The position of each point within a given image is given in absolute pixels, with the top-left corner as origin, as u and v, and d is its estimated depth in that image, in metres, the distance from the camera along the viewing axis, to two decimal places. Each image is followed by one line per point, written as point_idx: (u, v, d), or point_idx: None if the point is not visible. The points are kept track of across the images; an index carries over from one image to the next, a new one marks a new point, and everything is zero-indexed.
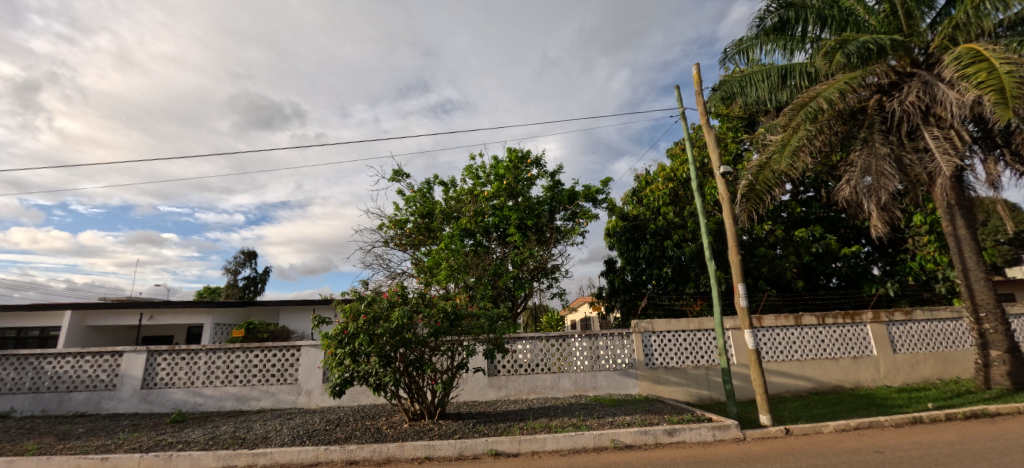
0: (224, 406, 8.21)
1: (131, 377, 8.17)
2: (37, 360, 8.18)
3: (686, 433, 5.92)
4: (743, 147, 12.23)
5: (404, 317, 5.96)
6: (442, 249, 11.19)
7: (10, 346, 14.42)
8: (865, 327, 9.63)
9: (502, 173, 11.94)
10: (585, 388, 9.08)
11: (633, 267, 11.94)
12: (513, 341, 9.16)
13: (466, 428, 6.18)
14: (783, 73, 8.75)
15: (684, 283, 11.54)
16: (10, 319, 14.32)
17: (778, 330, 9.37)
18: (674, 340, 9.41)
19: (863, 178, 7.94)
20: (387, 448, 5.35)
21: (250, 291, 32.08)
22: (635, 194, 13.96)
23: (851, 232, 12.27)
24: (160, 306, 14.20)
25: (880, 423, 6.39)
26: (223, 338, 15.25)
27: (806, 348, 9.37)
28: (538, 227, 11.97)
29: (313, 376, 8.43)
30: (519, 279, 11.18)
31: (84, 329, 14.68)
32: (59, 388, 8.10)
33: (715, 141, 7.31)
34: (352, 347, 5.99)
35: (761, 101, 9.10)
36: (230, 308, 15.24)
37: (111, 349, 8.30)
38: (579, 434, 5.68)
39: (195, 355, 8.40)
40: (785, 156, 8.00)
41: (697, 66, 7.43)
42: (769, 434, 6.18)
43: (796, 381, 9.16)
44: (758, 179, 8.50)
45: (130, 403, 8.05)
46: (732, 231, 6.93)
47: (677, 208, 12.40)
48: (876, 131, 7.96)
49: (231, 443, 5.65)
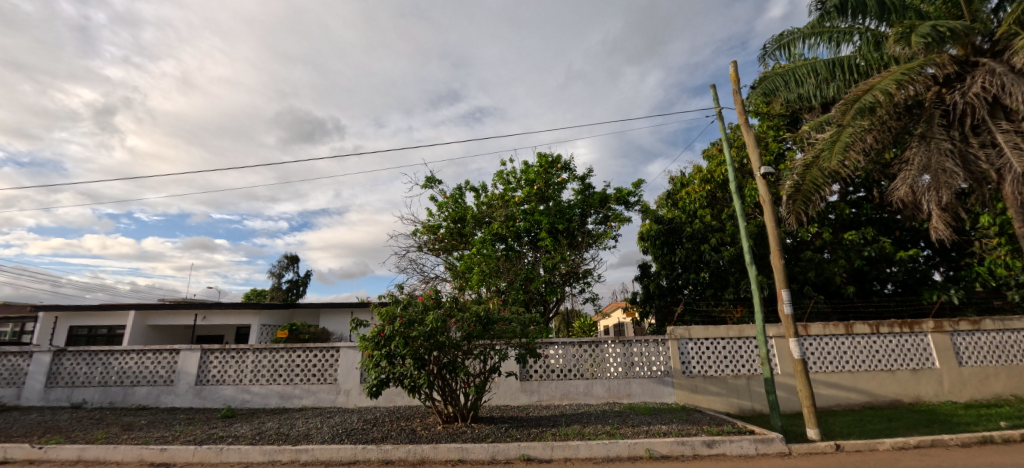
0: (269, 403, 8.66)
1: (187, 374, 8.78)
2: (106, 355, 8.94)
3: (726, 445, 5.69)
4: (786, 145, 11.57)
5: (438, 320, 6.12)
6: (473, 253, 11.21)
7: (82, 343, 15.80)
8: (925, 337, 8.93)
9: (532, 178, 11.91)
10: (619, 395, 8.92)
11: (669, 271, 11.51)
12: (545, 346, 9.15)
13: (499, 432, 6.23)
14: (830, 66, 8.38)
15: (723, 288, 11.04)
16: (82, 317, 15.67)
17: (827, 339, 8.85)
18: (713, 347, 9.09)
19: (921, 177, 7.41)
20: (421, 449, 5.48)
21: (293, 294, 33.62)
22: (669, 197, 13.56)
23: (908, 234, 11.29)
24: (211, 307, 15.10)
25: (943, 442, 5.91)
26: (267, 338, 16.05)
27: (859, 359, 8.79)
28: (569, 231, 11.87)
29: (351, 376, 8.75)
30: (551, 284, 11.14)
31: (145, 328, 15.79)
32: (125, 382, 8.80)
33: (755, 140, 7.06)
34: (388, 349, 6.18)
35: (805, 97, 8.77)
36: (274, 310, 16.02)
37: (170, 346, 8.96)
38: (614, 442, 5.59)
39: (244, 354, 8.93)
40: (835, 154, 7.54)
41: (734, 64, 7.29)
42: (818, 449, 5.86)
43: (847, 394, 8.62)
44: (805, 180, 8.15)
45: (186, 398, 8.65)
46: (775, 234, 6.65)
47: (714, 211, 12.03)
48: (936, 125, 7.41)
49: (276, 439, 5.96)
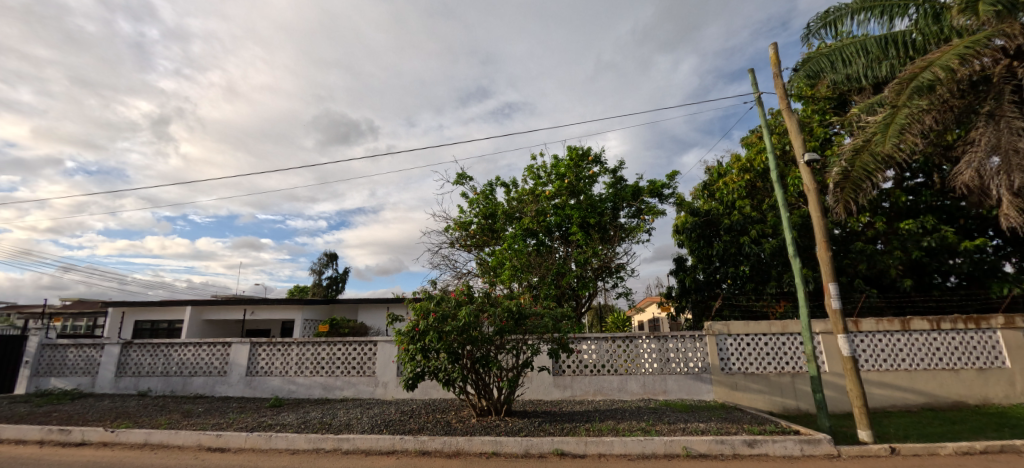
0: (313, 394, 9.10)
1: (239, 365, 9.37)
2: (167, 348, 9.68)
3: (768, 445, 5.47)
4: (833, 130, 10.88)
5: (471, 315, 6.22)
6: (505, 249, 11.27)
7: (146, 336, 17.11)
8: (994, 334, 8.20)
9: (562, 172, 11.82)
10: (655, 392, 8.75)
11: (706, 265, 11.18)
12: (578, 341, 9.11)
13: (533, 427, 6.27)
14: (883, 43, 7.80)
15: (765, 282, 10.57)
16: (146, 312, 16.96)
17: (880, 336, 8.30)
18: (754, 344, 8.73)
19: (989, 159, 6.81)
20: (456, 441, 5.61)
21: (333, 289, 35.00)
22: (706, 188, 13.09)
23: (973, 223, 10.29)
24: (259, 302, 15.98)
25: (1015, 448, 5.43)
26: (310, 332, 16.83)
27: (917, 357, 8.20)
28: (601, 224, 11.71)
29: (388, 370, 9.05)
30: (583, 278, 11.03)
31: (200, 322, 16.91)
32: (184, 372, 9.50)
33: (798, 126, 6.68)
34: (423, 344, 6.35)
35: (854, 78, 8.31)
36: (316, 305, 16.77)
37: (222, 340, 9.60)
38: (649, 439, 5.51)
39: (289, 347, 9.42)
40: (889, 138, 7.06)
41: (775, 46, 6.90)
42: (870, 452, 5.52)
43: (904, 394, 8.07)
44: (854, 166, 7.64)
45: (238, 388, 9.23)
46: (821, 225, 6.29)
47: (754, 202, 11.51)
48: (1007, 102, 6.75)
49: (320, 428, 6.28)
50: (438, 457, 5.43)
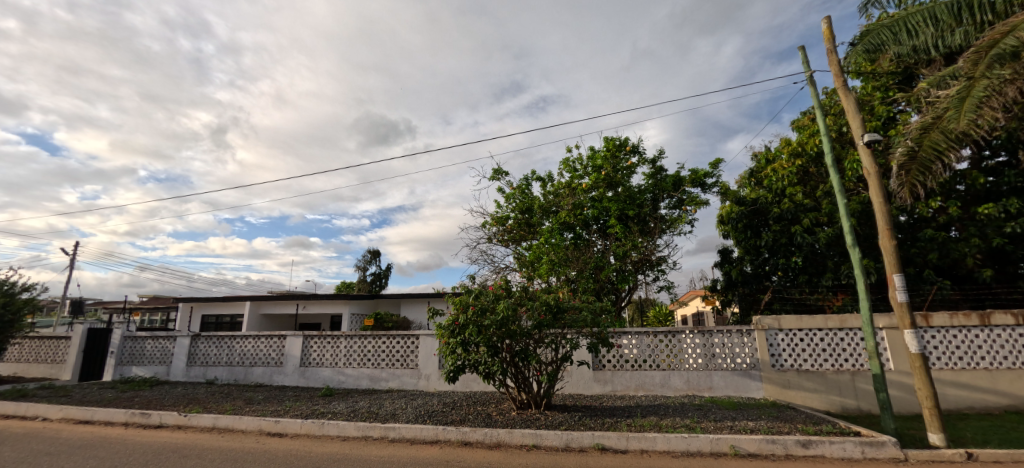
0: (361, 384, 9.54)
1: (293, 357, 9.98)
2: (229, 340, 10.48)
3: (824, 446, 5.16)
4: (897, 108, 9.98)
5: (509, 309, 6.26)
6: (542, 243, 11.24)
7: (213, 329, 18.55)
8: None
9: (599, 164, 11.61)
10: (700, 388, 8.47)
11: (754, 257, 10.65)
12: (618, 336, 8.98)
13: (573, 421, 6.27)
14: (956, 9, 6.97)
15: (820, 274, 9.93)
16: (211, 307, 18.37)
17: (955, 331, 7.58)
18: (808, 339, 8.24)
19: None
20: (498, 433, 5.70)
21: (378, 285, 36.38)
22: (752, 176, 12.42)
23: None
24: (310, 297, 16.90)
25: None
26: (357, 326, 17.62)
27: (1000, 355, 7.41)
28: (640, 216, 11.43)
29: (430, 363, 9.30)
30: (622, 272, 10.82)
31: (258, 316, 18.11)
32: (245, 363, 10.24)
33: (855, 105, 6.20)
34: (463, 337, 6.47)
35: (921, 49, 7.58)
36: (362, 300, 17.52)
37: (278, 333, 10.25)
38: (694, 437, 5.35)
39: (338, 340, 9.92)
40: (964, 113, 6.35)
41: (827, 20, 6.39)
42: (943, 457, 5.07)
43: (984, 395, 7.33)
44: (922, 145, 6.98)
45: (294, 378, 9.84)
46: (883, 211, 5.81)
47: (807, 188, 10.80)
48: None
49: (368, 417, 6.60)
50: (479, 448, 5.55)
